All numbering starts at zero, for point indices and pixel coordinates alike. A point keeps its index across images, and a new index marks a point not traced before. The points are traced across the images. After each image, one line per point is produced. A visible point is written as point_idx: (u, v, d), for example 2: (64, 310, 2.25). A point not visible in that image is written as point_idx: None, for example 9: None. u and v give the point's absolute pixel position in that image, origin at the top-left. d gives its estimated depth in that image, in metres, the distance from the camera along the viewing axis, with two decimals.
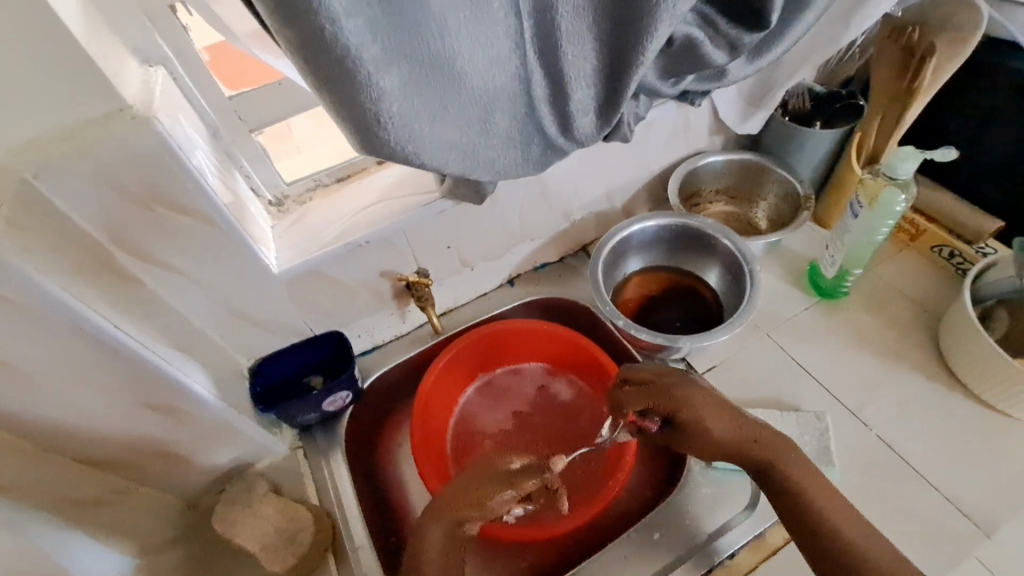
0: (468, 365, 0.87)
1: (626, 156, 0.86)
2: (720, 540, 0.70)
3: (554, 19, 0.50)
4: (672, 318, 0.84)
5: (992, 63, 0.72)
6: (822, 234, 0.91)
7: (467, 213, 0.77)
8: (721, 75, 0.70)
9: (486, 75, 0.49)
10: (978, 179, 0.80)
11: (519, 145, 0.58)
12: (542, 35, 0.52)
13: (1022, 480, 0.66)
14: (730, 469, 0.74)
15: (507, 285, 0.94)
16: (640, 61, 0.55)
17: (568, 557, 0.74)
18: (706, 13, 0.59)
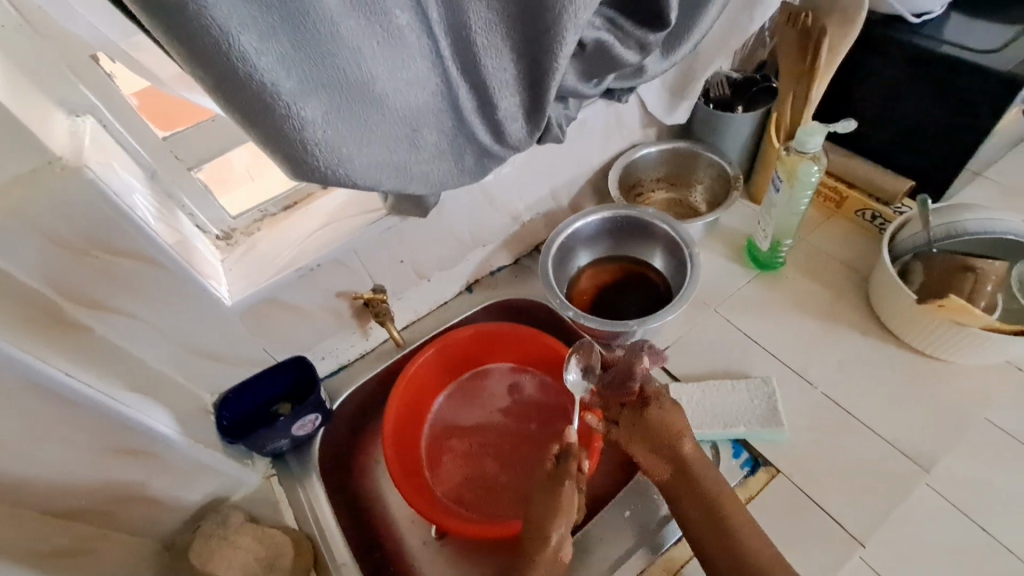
0: (435, 375, 0.90)
1: (566, 154, 0.90)
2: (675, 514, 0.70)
3: (470, 36, 0.54)
4: (627, 304, 0.88)
5: (884, 37, 0.78)
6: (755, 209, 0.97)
7: (415, 227, 0.79)
8: (640, 72, 0.76)
9: (406, 94, 0.52)
10: (886, 145, 0.86)
11: (456, 155, 0.62)
12: (461, 50, 0.55)
13: (954, 414, 0.72)
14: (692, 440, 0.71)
15: (465, 292, 0.97)
16: (555, 67, 0.58)
17: None
18: (612, 17, 0.64)
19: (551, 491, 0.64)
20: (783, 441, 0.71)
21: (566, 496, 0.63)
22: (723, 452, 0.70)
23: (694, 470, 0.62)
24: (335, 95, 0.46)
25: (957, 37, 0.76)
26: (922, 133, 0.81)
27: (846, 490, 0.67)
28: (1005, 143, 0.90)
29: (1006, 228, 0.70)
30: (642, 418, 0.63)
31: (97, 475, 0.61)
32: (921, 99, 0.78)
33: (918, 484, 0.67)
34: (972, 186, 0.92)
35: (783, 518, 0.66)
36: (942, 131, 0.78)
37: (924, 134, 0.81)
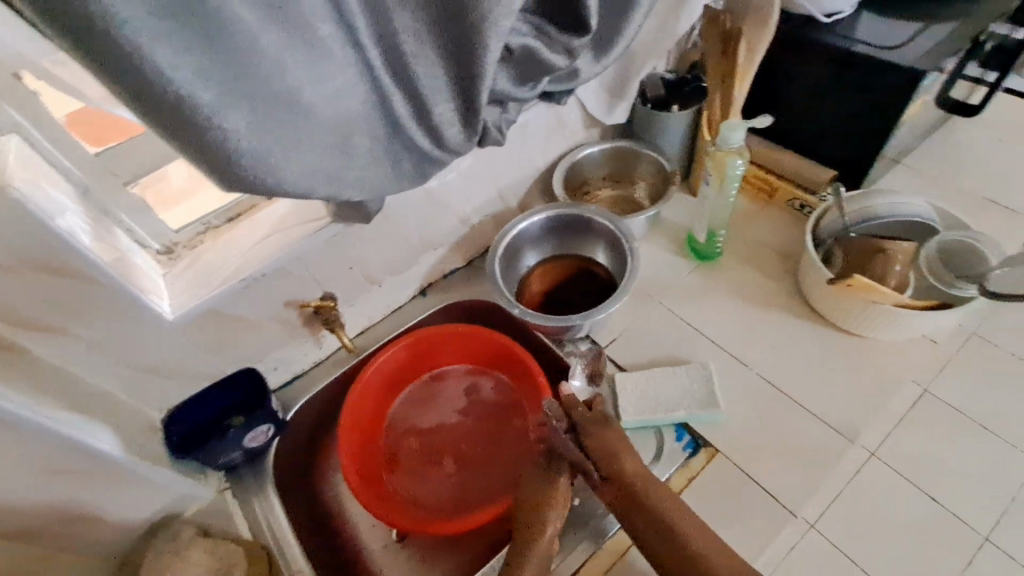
0: (391, 378, 0.91)
1: (510, 157, 0.92)
2: None
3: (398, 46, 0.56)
4: (575, 300, 0.90)
5: (801, 36, 0.83)
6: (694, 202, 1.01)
7: (361, 234, 0.79)
8: (574, 74, 0.79)
9: (335, 104, 0.53)
10: (811, 138, 0.91)
11: (392, 163, 0.63)
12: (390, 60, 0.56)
13: (877, 387, 0.76)
14: (637, 426, 0.74)
15: (419, 296, 0.98)
16: (483, 72, 0.60)
17: (496, 540, 0.80)
18: (538, 24, 0.66)
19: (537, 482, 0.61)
20: (721, 422, 0.75)
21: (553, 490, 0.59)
22: (665, 436, 0.74)
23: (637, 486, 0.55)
24: (261, 106, 0.47)
25: (866, 36, 0.81)
26: (842, 126, 0.86)
27: (781, 464, 0.71)
28: (917, 132, 0.97)
29: (910, 212, 0.76)
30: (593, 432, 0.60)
31: (41, 502, 0.59)
32: (837, 93, 0.83)
33: (847, 454, 0.72)
34: (891, 173, 0.98)
35: (721, 495, 0.69)
36: (857, 123, 0.84)
37: (842, 126, 0.86)
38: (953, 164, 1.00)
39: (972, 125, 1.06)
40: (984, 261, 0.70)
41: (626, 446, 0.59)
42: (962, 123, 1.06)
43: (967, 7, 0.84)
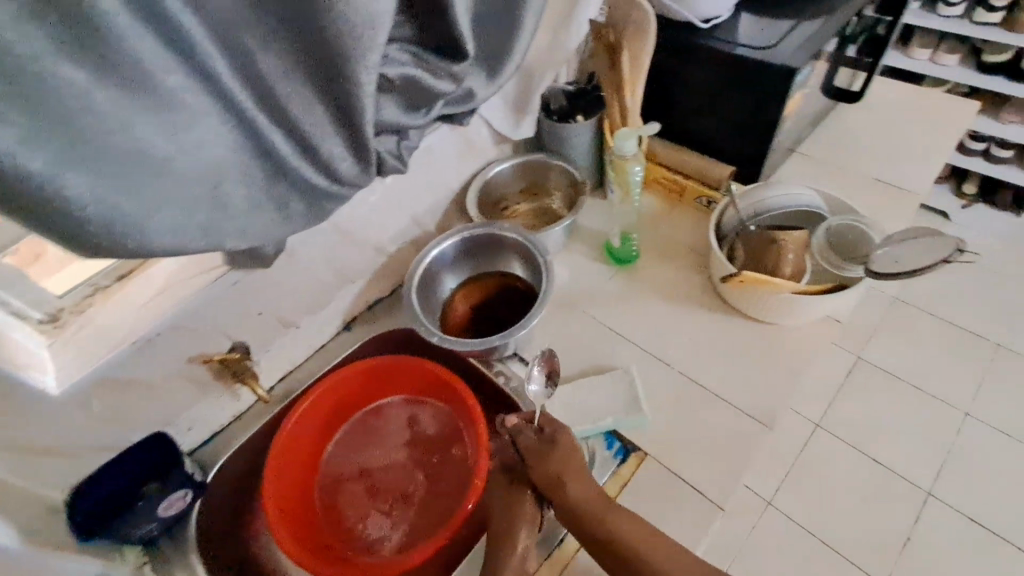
0: (320, 421, 0.87)
1: (419, 181, 0.91)
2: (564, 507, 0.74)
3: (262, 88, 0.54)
4: (500, 319, 0.90)
5: (685, 41, 0.86)
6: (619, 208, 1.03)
7: (266, 277, 0.77)
8: (470, 95, 0.79)
9: (199, 154, 0.51)
10: (709, 135, 0.95)
11: (279, 206, 0.62)
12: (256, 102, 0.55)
13: (791, 371, 0.79)
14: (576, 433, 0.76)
15: (344, 330, 0.95)
16: (360, 106, 0.60)
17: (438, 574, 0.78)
18: (415, 52, 0.66)
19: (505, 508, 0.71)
20: (647, 424, 0.76)
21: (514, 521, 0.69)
22: (595, 446, 0.75)
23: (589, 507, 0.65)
24: (108, 166, 0.45)
25: (746, 37, 0.85)
26: (734, 123, 0.90)
27: (706, 458, 0.73)
28: (805, 122, 1.03)
29: (802, 200, 0.80)
30: (544, 454, 0.70)
31: None
32: (726, 93, 0.87)
33: (768, 439, 0.74)
34: (787, 163, 1.03)
35: (650, 499, 0.70)
36: (746, 119, 0.88)
37: (735, 123, 0.90)
38: (843, 149, 1.06)
39: (858, 109, 1.12)
40: (868, 239, 0.74)
41: (568, 467, 0.67)
42: (847, 108, 1.13)
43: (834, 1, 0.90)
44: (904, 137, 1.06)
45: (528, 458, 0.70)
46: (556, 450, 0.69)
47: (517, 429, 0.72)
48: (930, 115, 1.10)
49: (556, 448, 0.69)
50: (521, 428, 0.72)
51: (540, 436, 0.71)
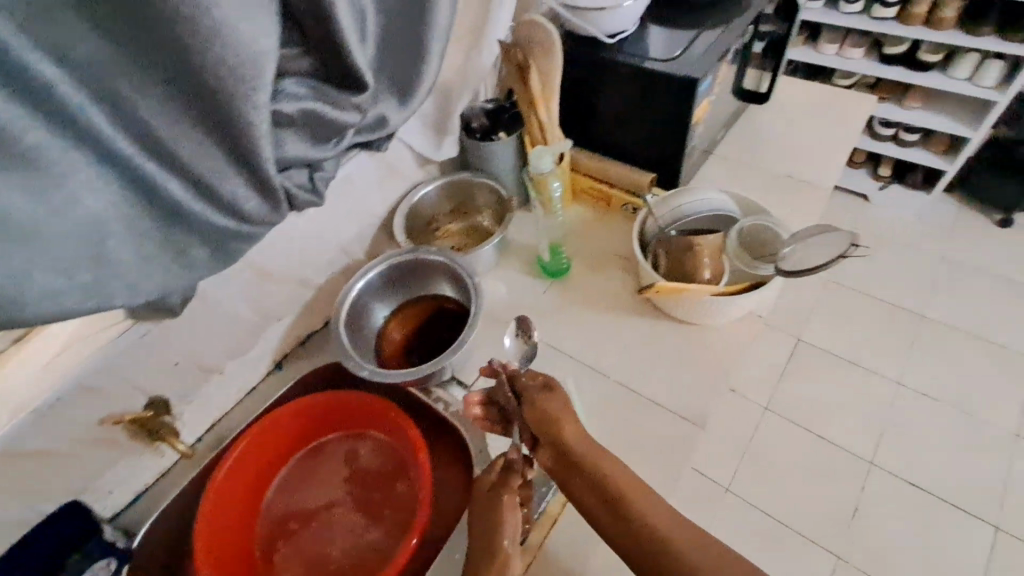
0: (254, 469, 0.84)
1: (341, 211, 0.89)
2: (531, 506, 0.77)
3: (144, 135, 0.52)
4: (435, 343, 0.88)
5: (593, 57, 0.89)
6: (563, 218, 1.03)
7: (180, 326, 0.73)
8: (383, 121, 0.78)
9: (78, 211, 0.49)
10: (627, 145, 0.97)
11: (178, 254, 0.60)
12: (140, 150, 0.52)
13: (718, 369, 0.82)
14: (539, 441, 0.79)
15: (274, 370, 0.92)
16: (257, 145, 0.58)
17: None
18: (313, 85, 0.64)
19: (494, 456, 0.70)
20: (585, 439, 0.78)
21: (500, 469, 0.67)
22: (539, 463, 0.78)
23: (578, 448, 0.64)
24: None
25: (650, 49, 0.88)
26: (648, 133, 0.93)
27: (644, 464, 0.75)
28: (718, 126, 1.07)
29: (716, 205, 0.84)
30: (540, 400, 0.70)
31: None
32: (637, 104, 0.89)
33: (701, 438, 0.77)
34: (704, 166, 1.08)
35: None
36: (659, 129, 0.91)
37: (650, 132, 0.92)
38: (755, 149, 1.11)
39: (765, 110, 1.19)
40: (779, 240, 0.78)
41: (570, 410, 0.68)
42: (757, 109, 1.18)
43: (732, 10, 0.94)
44: (809, 134, 1.13)
45: (527, 400, 0.70)
46: (551, 396, 0.70)
47: (518, 374, 0.73)
48: (831, 110, 1.18)
49: (550, 396, 0.69)
50: (523, 372, 0.73)
51: (532, 386, 0.71)
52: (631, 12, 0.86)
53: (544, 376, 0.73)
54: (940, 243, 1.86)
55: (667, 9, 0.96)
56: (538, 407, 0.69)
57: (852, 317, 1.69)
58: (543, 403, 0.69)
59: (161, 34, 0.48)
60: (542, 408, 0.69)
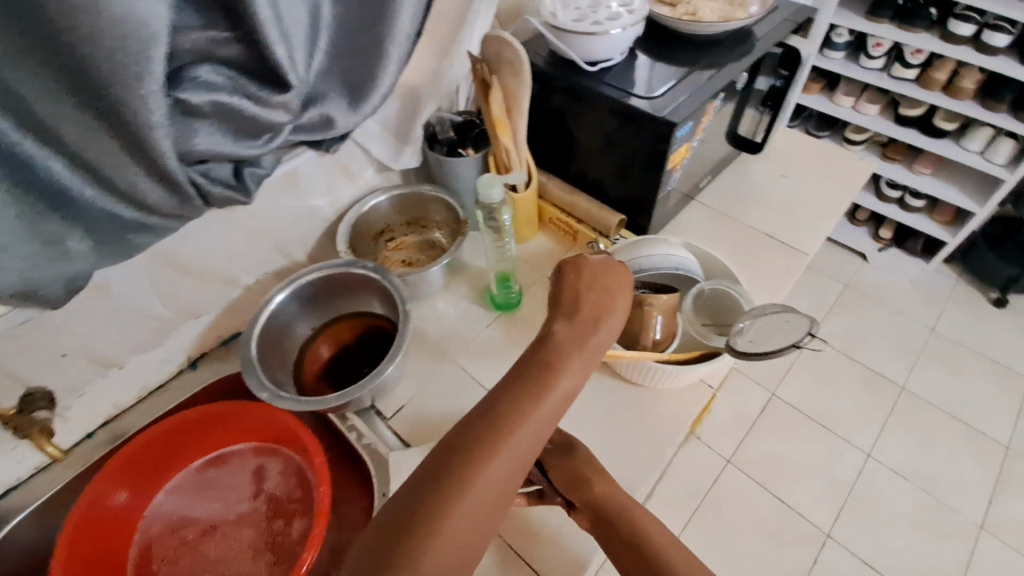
0: (144, 474, 0.77)
1: (283, 210, 0.83)
2: None
3: (20, 107, 0.46)
4: (361, 365, 0.82)
5: (573, 83, 0.82)
6: (524, 251, 0.97)
7: (72, 318, 0.66)
8: (329, 123, 0.72)
9: None
10: (601, 181, 0.91)
11: (49, 245, 0.54)
12: (16, 125, 0.47)
13: (657, 438, 0.76)
14: None
15: (189, 369, 0.86)
16: (154, 138, 0.52)
17: None
18: (236, 78, 0.58)
19: (574, 333, 0.56)
20: None
21: (606, 331, 0.57)
22: None
23: (606, 504, 0.66)
24: None
25: (634, 83, 0.81)
26: (624, 171, 0.86)
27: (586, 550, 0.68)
28: (704, 171, 1.01)
29: (679, 261, 0.76)
30: (561, 458, 0.72)
31: None
32: (615, 140, 0.83)
33: None
34: (684, 211, 1.02)
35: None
36: (634, 167, 0.84)
37: (625, 170, 0.86)
38: (741, 200, 1.05)
39: (759, 159, 1.12)
40: (740, 309, 0.73)
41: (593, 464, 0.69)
42: (751, 158, 1.12)
43: (733, 53, 0.87)
44: (801, 192, 1.07)
45: (548, 463, 0.73)
46: (575, 452, 0.71)
47: None
48: (830, 169, 1.11)
49: (574, 451, 0.71)
50: None
51: (552, 449, 0.73)
52: (619, 40, 0.79)
53: (562, 435, 0.74)
54: (933, 315, 1.79)
55: (663, 44, 0.89)
56: (563, 468, 0.70)
57: (832, 380, 1.62)
58: (568, 463, 0.70)
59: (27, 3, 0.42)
60: (569, 469, 0.70)
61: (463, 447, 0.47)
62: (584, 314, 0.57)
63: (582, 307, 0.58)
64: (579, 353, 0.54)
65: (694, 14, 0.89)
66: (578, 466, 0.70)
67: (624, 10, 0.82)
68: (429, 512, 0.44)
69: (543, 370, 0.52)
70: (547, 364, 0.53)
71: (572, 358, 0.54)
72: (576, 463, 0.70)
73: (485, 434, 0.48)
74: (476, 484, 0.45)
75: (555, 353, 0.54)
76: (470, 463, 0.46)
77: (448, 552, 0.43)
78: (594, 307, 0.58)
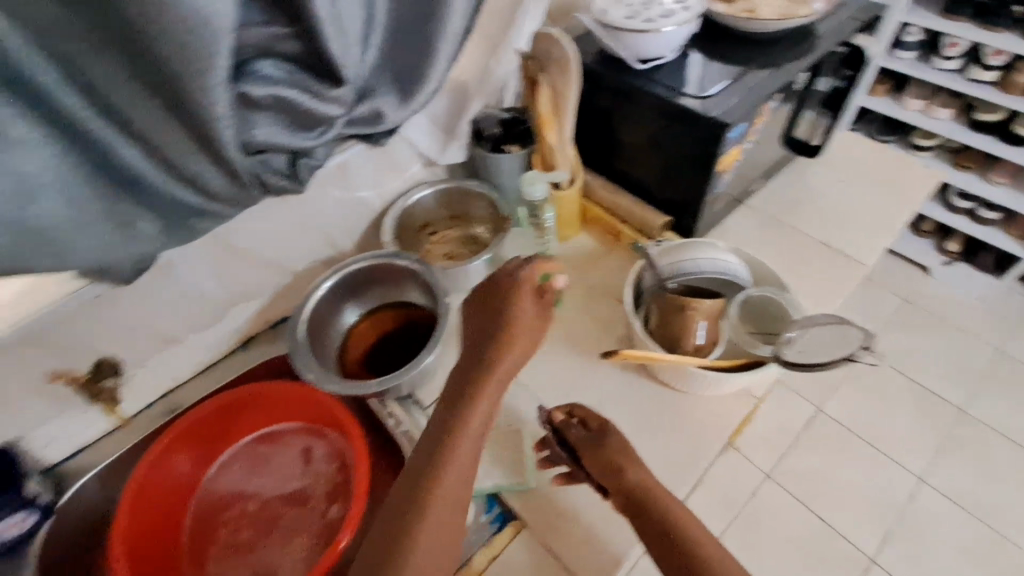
0: (198, 446, 0.82)
1: (333, 200, 0.86)
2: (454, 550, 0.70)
3: (102, 98, 0.50)
4: (401, 354, 0.84)
5: (624, 82, 0.81)
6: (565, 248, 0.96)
7: (138, 295, 0.70)
8: (379, 117, 0.73)
9: (28, 160, 0.48)
10: (646, 180, 0.90)
11: (121, 225, 0.57)
12: (98, 113, 0.51)
13: (693, 444, 0.75)
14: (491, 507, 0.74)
15: (240, 349, 0.90)
16: (217, 129, 0.54)
17: None
18: (294, 72, 0.61)
19: (485, 345, 0.66)
20: (523, 493, 0.72)
21: (521, 335, 0.66)
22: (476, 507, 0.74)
23: (643, 494, 0.64)
24: None
25: (685, 82, 0.79)
26: (670, 171, 0.84)
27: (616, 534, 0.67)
28: (756, 174, 0.97)
29: (728, 267, 0.72)
30: (595, 446, 0.69)
31: None
32: (664, 139, 0.81)
33: None
34: (732, 215, 0.99)
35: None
36: (682, 168, 0.82)
37: (674, 171, 0.84)
38: (795, 206, 1.01)
39: (816, 163, 1.08)
40: (787, 316, 0.71)
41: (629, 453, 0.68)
42: (807, 162, 1.07)
43: (793, 52, 0.84)
44: (860, 199, 1.01)
45: (580, 449, 0.70)
46: (609, 438, 0.69)
47: (567, 422, 0.73)
48: (894, 176, 1.05)
49: (610, 438, 0.69)
50: (574, 421, 0.72)
51: (586, 434, 0.71)
52: (671, 38, 0.78)
53: (597, 420, 0.72)
54: (1002, 335, 1.67)
55: (718, 42, 0.87)
56: (596, 453, 0.68)
57: (884, 398, 1.54)
58: (603, 449, 0.68)
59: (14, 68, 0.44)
60: (603, 455, 0.68)
61: (423, 471, 0.59)
62: (499, 335, 0.66)
63: (496, 326, 0.67)
64: (501, 355, 0.65)
65: (752, 11, 0.86)
66: (614, 452, 0.68)
67: (678, 8, 0.81)
68: (413, 515, 0.56)
69: (463, 402, 0.62)
70: (469, 384, 0.64)
71: (493, 368, 0.64)
72: (612, 449, 0.68)
73: (432, 462, 0.59)
74: (442, 483, 0.58)
75: (480, 375, 0.64)
76: (432, 474, 0.58)
77: (439, 536, 0.56)
78: (511, 330, 0.66)
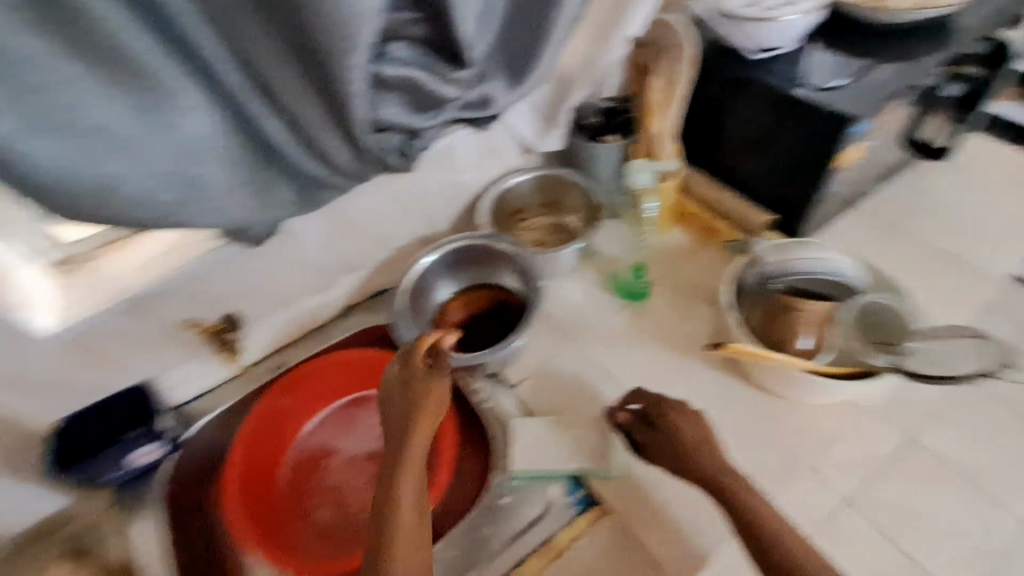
0: (300, 400, 0.86)
1: (437, 181, 0.89)
2: (535, 527, 0.71)
3: (259, 73, 0.55)
4: (492, 334, 0.85)
5: (739, 74, 0.79)
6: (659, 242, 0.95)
7: (264, 256, 0.77)
8: (487, 102, 0.74)
9: (195, 124, 0.53)
10: (751, 177, 0.87)
11: (263, 189, 0.63)
12: (253, 87, 0.56)
13: None
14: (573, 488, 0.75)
15: (341, 316, 0.96)
16: (351, 103, 0.58)
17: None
18: (419, 55, 0.65)
19: (407, 406, 0.61)
20: (603, 479, 0.74)
21: (429, 402, 0.61)
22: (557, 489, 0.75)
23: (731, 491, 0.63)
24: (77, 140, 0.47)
25: (806, 74, 0.76)
26: (782, 168, 0.81)
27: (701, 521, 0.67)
28: (874, 176, 0.91)
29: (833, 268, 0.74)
30: (659, 438, 0.69)
31: None
32: (778, 134, 0.78)
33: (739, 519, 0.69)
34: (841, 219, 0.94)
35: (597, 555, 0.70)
36: (797, 166, 0.78)
37: (785, 169, 0.80)
38: (912, 213, 0.94)
39: (939, 169, 1.00)
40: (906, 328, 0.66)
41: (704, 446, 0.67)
42: (929, 167, 0.99)
43: (928, 46, 0.78)
44: (990, 210, 0.93)
45: (647, 444, 0.70)
46: (675, 429, 0.69)
47: (625, 416, 0.73)
48: None
49: (681, 427, 0.69)
50: (634, 414, 0.73)
51: (647, 427, 0.71)
52: (793, 27, 0.75)
53: (658, 408, 0.71)
54: None
55: (843, 34, 0.82)
56: (664, 444, 0.69)
57: None
58: (671, 440, 0.68)
59: (93, 29, 0.44)
60: (673, 446, 0.68)
61: (375, 549, 0.54)
62: (412, 411, 0.60)
63: (398, 392, 0.62)
64: (413, 427, 0.60)
65: None
66: (688, 443, 0.68)
67: None
68: None
69: (394, 472, 0.58)
70: (396, 453, 0.59)
71: (406, 439, 0.59)
72: (684, 440, 0.68)
73: (380, 534, 0.55)
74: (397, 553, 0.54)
75: (399, 451, 0.59)
76: (381, 546, 0.54)
77: None
78: (407, 402, 0.61)
